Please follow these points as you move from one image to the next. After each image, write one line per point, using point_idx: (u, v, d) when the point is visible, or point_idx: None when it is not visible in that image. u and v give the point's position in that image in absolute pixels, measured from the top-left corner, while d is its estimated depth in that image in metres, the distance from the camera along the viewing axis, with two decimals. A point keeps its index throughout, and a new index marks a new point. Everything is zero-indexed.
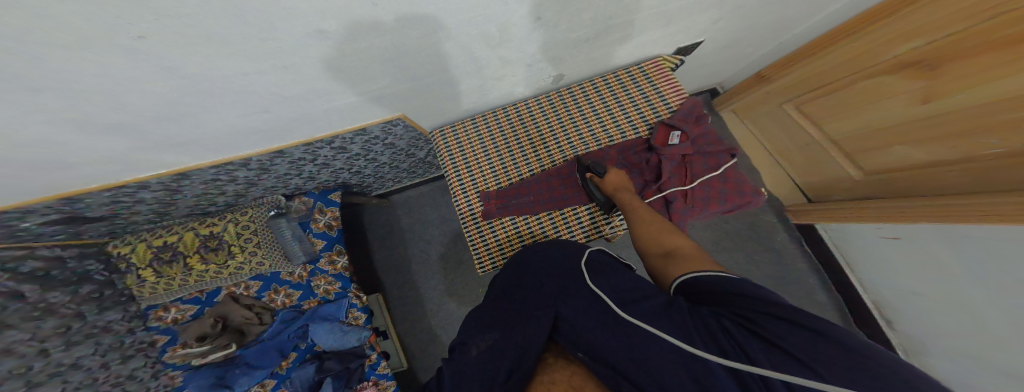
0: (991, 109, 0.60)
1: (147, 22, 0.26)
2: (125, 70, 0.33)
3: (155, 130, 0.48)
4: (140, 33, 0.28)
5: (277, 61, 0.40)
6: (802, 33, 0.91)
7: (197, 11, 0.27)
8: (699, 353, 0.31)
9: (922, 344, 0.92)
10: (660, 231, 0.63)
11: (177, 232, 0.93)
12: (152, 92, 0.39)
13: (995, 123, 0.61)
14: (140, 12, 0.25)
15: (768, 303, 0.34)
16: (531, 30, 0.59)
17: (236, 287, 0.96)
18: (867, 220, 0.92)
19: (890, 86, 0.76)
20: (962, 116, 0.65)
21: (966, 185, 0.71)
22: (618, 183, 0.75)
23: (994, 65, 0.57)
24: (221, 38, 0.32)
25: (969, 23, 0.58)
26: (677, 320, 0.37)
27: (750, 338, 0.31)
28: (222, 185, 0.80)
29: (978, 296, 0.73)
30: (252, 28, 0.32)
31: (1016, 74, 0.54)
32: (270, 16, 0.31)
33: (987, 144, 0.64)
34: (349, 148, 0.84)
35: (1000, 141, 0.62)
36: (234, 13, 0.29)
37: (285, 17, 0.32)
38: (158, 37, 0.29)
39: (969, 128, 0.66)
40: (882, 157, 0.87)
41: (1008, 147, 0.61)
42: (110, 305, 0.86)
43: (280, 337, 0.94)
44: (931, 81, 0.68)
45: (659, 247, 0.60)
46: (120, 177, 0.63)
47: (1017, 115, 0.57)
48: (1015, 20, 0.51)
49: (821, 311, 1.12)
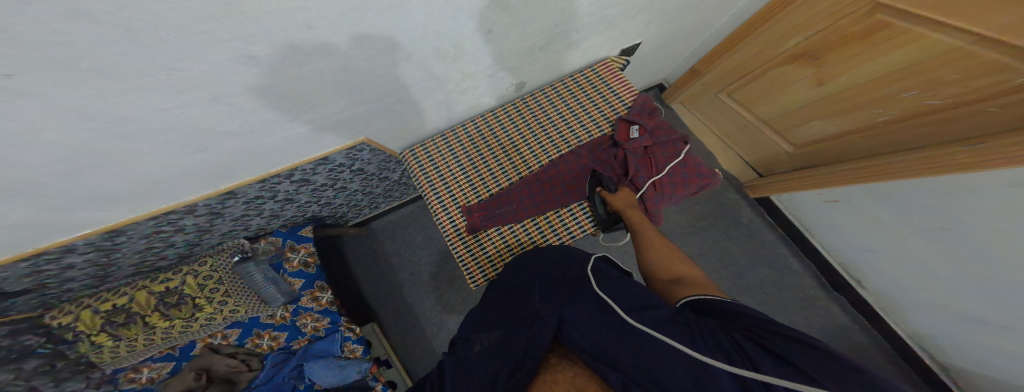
0: (870, 86, 0.72)
1: (39, 55, 0.24)
2: (34, 113, 0.30)
3: (88, 175, 0.45)
4: (23, 68, 0.24)
5: (199, 92, 0.38)
6: (717, 32, 0.99)
7: (96, 37, 0.25)
8: (706, 358, 0.33)
9: (890, 296, 0.99)
10: (669, 255, 0.66)
11: (127, 293, 0.86)
12: (71, 136, 0.35)
13: (878, 96, 0.72)
14: (27, 48, 0.23)
15: (772, 322, 0.38)
16: (482, 42, 0.61)
17: (212, 337, 0.87)
18: (803, 188, 1.01)
19: (791, 73, 0.88)
20: (848, 95, 0.78)
21: (867, 150, 0.83)
22: (627, 201, 0.78)
23: (863, 51, 0.69)
24: (137, 66, 0.30)
25: (829, 22, 0.72)
26: (684, 330, 0.39)
27: (762, 355, 0.34)
28: (166, 236, 0.75)
29: (923, 244, 0.80)
30: (163, 54, 0.30)
31: (886, 53, 0.65)
32: (179, 39, 0.29)
33: (875, 114, 0.75)
34: (312, 178, 0.82)
35: (883, 110, 0.73)
36: (133, 39, 0.26)
37: (198, 41, 0.30)
38: (39, 70, 0.25)
39: (855, 104, 0.78)
40: (802, 133, 0.97)
41: (892, 114, 0.72)
42: (67, 376, 0.75)
43: (274, 380, 0.84)
44: (820, 67, 0.79)
45: (668, 273, 0.62)
46: (40, 241, 0.56)
47: (886, 91, 0.70)
48: (863, 16, 0.65)
49: (798, 277, 1.19)
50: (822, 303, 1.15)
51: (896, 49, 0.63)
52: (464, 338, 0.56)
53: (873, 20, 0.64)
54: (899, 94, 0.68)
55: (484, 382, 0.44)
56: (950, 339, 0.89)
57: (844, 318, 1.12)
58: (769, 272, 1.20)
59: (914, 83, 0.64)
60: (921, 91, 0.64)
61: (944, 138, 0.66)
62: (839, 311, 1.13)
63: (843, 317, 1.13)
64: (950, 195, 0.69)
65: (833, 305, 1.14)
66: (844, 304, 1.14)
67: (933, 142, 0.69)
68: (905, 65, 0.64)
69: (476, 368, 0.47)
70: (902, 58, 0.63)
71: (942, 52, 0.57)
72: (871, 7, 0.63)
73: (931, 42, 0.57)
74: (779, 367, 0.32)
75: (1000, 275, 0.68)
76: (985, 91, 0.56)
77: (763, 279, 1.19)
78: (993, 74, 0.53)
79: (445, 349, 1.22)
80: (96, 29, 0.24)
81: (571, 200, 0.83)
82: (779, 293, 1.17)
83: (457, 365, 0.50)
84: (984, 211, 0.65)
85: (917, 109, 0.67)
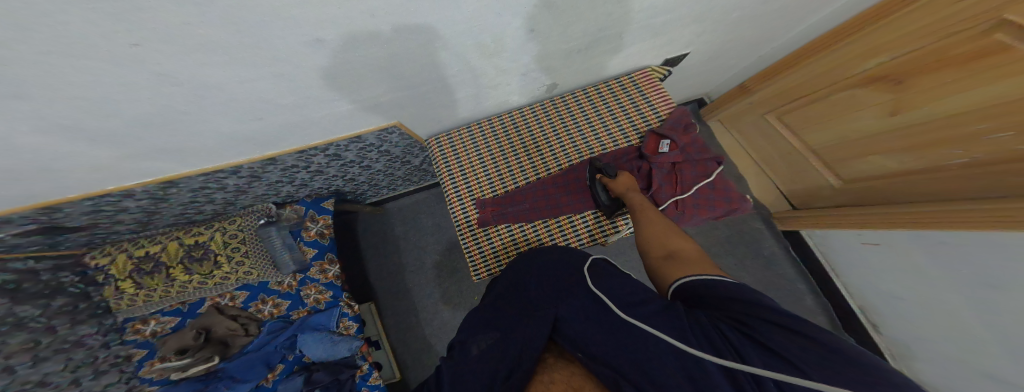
0: (952, 121, 0.65)
1: (147, 29, 0.26)
2: (121, 77, 0.33)
3: (149, 136, 0.48)
4: (134, 38, 0.27)
5: (271, 69, 0.40)
6: (785, 44, 0.95)
7: (191, 18, 0.27)
8: (696, 351, 0.32)
9: (906, 345, 0.94)
10: (664, 232, 0.63)
11: (161, 241, 0.90)
12: (146, 101, 0.39)
13: (961, 134, 0.65)
14: (129, 20, 0.25)
15: (761, 310, 0.36)
16: (525, 40, 0.60)
17: (220, 297, 0.92)
18: (848, 226, 0.96)
19: (859, 99, 0.82)
20: (926, 128, 0.71)
21: (937, 192, 0.76)
22: (629, 184, 0.76)
23: (949, 81, 0.63)
24: (216, 47, 0.32)
25: (922, 43, 0.65)
26: (675, 324, 0.38)
27: (748, 345, 0.32)
28: (209, 192, 0.79)
29: (958, 302, 0.75)
30: (250, 38, 0.32)
31: (977, 87, 0.59)
32: (266, 22, 0.31)
33: (952, 154, 0.68)
34: (343, 155, 0.84)
35: (963, 152, 0.66)
36: (226, 22, 0.29)
37: (282, 24, 0.32)
38: (148, 41, 0.28)
39: (931, 141, 0.71)
40: (858, 167, 0.91)
41: (972, 157, 0.65)
42: (84, 318, 0.82)
43: (266, 348, 0.89)
44: (896, 95, 0.74)
45: (661, 248, 0.61)
46: (104, 184, 0.61)
47: (972, 128, 0.63)
48: (965, 39, 0.57)
49: (811, 317, 1.13)
50: None
51: (988, 84, 0.57)
52: (461, 342, 0.54)
53: (987, 41, 0.54)
54: (989, 133, 0.60)
55: (482, 383, 0.43)
56: None
57: None
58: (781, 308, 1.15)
59: (1006, 123, 0.57)
60: (1015, 133, 0.56)
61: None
62: None
63: None
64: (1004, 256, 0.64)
65: None
66: None
67: (1016, 192, 0.61)
68: (995, 102, 0.57)
69: (476, 371, 0.45)
70: (994, 94, 0.57)
71: None
72: (982, 30, 0.54)
73: None
74: (765, 357, 0.30)
75: None
76: None
77: None
78: None
79: (444, 351, 1.21)
80: (193, 10, 0.26)
81: (585, 207, 0.82)
82: None
83: (456, 372, 0.47)
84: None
85: (999, 154, 0.60)
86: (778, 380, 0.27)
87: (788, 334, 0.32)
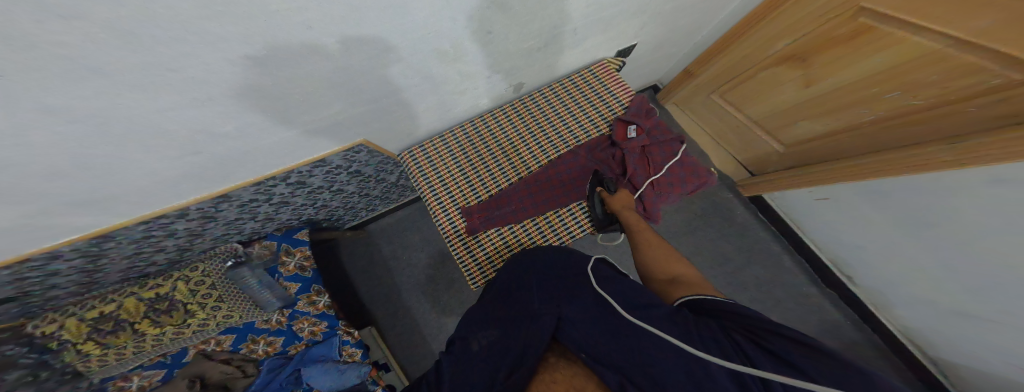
0: (856, 87, 0.75)
1: (37, 59, 0.24)
2: (20, 121, 0.29)
3: (75, 180, 0.44)
4: (21, 72, 0.24)
5: (196, 92, 0.38)
6: (713, 32, 1.02)
7: (89, 42, 0.25)
8: (701, 354, 0.34)
9: (879, 292, 1.02)
10: (663, 256, 0.67)
11: (115, 299, 0.82)
12: (58, 138, 0.34)
13: (863, 97, 0.75)
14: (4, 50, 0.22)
15: (769, 321, 0.38)
16: (480, 44, 0.61)
17: (206, 343, 0.84)
18: (796, 187, 1.04)
19: (778, 76, 0.91)
20: (835, 95, 0.81)
21: (853, 149, 0.86)
22: (626, 202, 0.79)
23: (846, 54, 0.73)
24: (124, 70, 0.30)
25: (818, 23, 0.74)
26: (684, 330, 0.39)
27: (761, 354, 0.34)
28: (158, 240, 0.73)
29: (910, 243, 0.83)
30: (162, 57, 0.30)
31: (868, 56, 0.69)
32: (180, 39, 0.29)
33: (860, 115, 0.79)
34: (309, 181, 0.81)
35: (868, 111, 0.77)
36: (133, 42, 0.27)
37: (199, 41, 0.30)
38: (42, 75, 0.26)
39: (843, 105, 0.81)
40: (791, 133, 1.01)
41: (876, 115, 0.76)
42: (52, 386, 0.71)
43: (270, 387, 0.80)
44: (807, 69, 0.83)
45: (665, 274, 0.64)
46: (26, 247, 0.54)
47: (872, 91, 0.73)
48: (847, 19, 0.68)
49: (791, 275, 1.20)
50: (816, 300, 1.16)
51: (875, 54, 0.67)
52: (462, 337, 0.56)
53: (857, 23, 0.67)
54: (884, 94, 0.71)
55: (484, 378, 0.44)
56: (940, 336, 0.91)
57: (838, 314, 1.14)
58: (764, 270, 1.21)
59: (895, 85, 0.68)
60: (904, 91, 0.67)
61: (919, 139, 0.71)
62: (830, 307, 1.14)
63: (837, 314, 1.14)
64: (943, 193, 0.70)
65: (825, 301, 1.16)
66: (837, 301, 1.15)
67: (915, 141, 0.72)
68: (886, 67, 0.67)
69: (475, 362, 0.48)
70: (882, 61, 0.67)
71: (919, 55, 0.61)
72: (854, 13, 0.66)
73: (914, 43, 0.60)
74: (775, 363, 0.33)
75: (982, 271, 0.71)
76: (964, 91, 0.59)
77: (758, 277, 1.21)
78: (970, 76, 0.56)
79: None
80: (83, 32, 0.23)
81: (570, 199, 0.84)
82: (773, 291, 1.19)
83: (456, 364, 0.51)
84: (977, 211, 0.66)
85: (899, 110, 0.70)
86: (785, 383, 0.29)
87: (799, 344, 0.34)
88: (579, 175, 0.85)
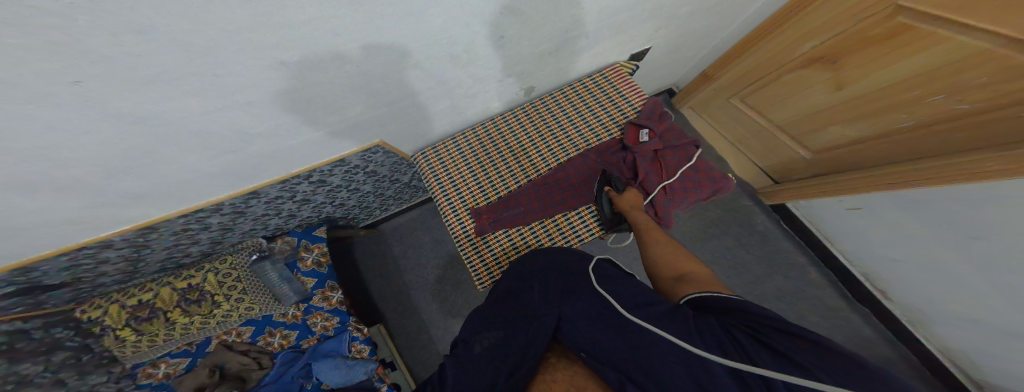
0: (895, 89, 0.71)
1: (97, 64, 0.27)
2: (69, 120, 0.32)
3: (122, 177, 0.48)
4: (83, 77, 0.27)
5: (236, 96, 0.40)
6: (729, 37, 1.00)
7: (142, 50, 0.27)
8: (702, 352, 0.33)
9: (917, 309, 0.95)
10: (672, 255, 0.65)
11: (152, 288, 0.88)
12: (110, 139, 0.38)
13: (903, 100, 0.71)
14: (69, 55, 0.24)
15: (773, 318, 0.37)
16: (494, 48, 0.62)
17: (227, 334, 0.90)
18: (826, 195, 0.98)
19: (806, 78, 0.88)
20: (871, 98, 0.77)
21: (892, 155, 0.81)
22: (634, 202, 0.77)
23: (882, 55, 0.69)
24: (170, 76, 0.32)
25: (849, 25, 0.71)
26: (683, 327, 0.38)
27: (763, 352, 0.33)
28: (194, 233, 0.78)
29: (953, 257, 0.77)
30: (206, 65, 0.33)
31: (907, 58, 0.65)
32: (223, 48, 0.32)
33: (900, 119, 0.74)
34: (328, 180, 0.84)
35: (909, 115, 0.72)
36: (179, 50, 0.29)
37: (239, 49, 0.33)
38: (100, 79, 0.29)
39: (879, 109, 0.77)
40: (821, 138, 0.96)
41: (917, 119, 0.71)
42: (91, 369, 0.79)
43: (284, 378, 0.86)
44: (838, 71, 0.80)
45: (671, 271, 0.62)
46: (81, 236, 0.60)
47: (912, 94, 0.69)
48: (882, 19, 0.65)
49: (816, 288, 1.14)
50: (843, 316, 1.10)
51: (914, 55, 0.64)
52: (464, 340, 0.56)
53: (893, 23, 0.63)
54: (925, 97, 0.67)
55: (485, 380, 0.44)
56: (988, 360, 0.83)
57: (870, 332, 1.06)
58: (785, 282, 1.15)
59: (937, 88, 0.64)
60: (947, 95, 0.63)
61: (967, 145, 0.66)
62: (860, 323, 1.07)
63: (868, 331, 1.07)
64: (989, 204, 0.65)
65: (853, 317, 1.09)
66: (868, 318, 1.08)
67: (962, 147, 0.67)
68: (927, 69, 0.63)
69: (480, 365, 0.47)
70: (922, 62, 0.63)
71: (963, 57, 0.57)
72: (889, 13, 0.63)
73: (957, 44, 0.56)
74: (776, 361, 0.32)
75: None
76: (1017, 95, 0.55)
77: (778, 289, 1.15)
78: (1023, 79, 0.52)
79: None
80: (134, 39, 0.26)
81: (579, 202, 0.84)
82: (795, 304, 1.13)
83: (458, 366, 0.50)
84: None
85: (942, 114, 0.66)
86: (787, 382, 0.28)
87: (804, 343, 0.33)
88: (585, 179, 0.85)
